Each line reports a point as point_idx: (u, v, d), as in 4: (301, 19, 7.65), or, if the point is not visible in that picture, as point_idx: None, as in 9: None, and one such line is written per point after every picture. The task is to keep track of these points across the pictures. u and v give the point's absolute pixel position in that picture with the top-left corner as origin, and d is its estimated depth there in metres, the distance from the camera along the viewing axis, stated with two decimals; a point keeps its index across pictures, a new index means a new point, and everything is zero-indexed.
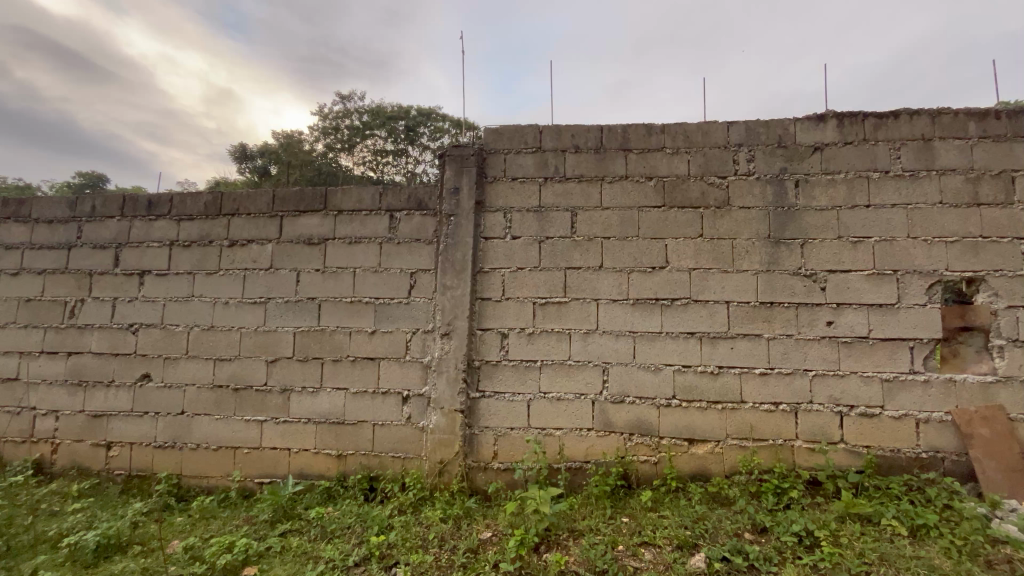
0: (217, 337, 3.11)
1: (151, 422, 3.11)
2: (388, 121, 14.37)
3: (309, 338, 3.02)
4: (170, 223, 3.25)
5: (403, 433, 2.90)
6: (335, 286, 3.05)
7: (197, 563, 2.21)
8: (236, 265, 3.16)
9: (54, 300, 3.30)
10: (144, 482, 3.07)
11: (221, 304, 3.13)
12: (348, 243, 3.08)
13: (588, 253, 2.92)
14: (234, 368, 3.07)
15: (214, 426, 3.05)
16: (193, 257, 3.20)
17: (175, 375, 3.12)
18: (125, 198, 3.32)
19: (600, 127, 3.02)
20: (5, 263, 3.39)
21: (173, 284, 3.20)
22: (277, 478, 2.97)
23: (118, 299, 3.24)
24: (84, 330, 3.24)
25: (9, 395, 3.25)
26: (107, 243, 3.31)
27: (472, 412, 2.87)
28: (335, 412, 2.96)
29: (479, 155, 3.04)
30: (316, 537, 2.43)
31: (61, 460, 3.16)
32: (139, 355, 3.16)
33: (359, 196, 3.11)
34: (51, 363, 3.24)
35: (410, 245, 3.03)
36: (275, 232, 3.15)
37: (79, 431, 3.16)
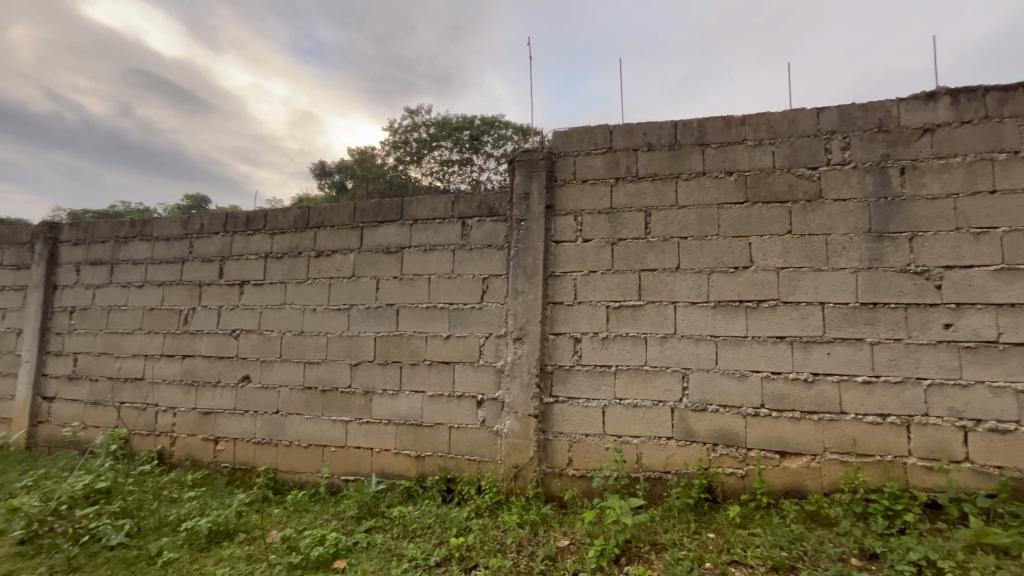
0: (307, 342, 3.34)
1: (252, 420, 3.39)
2: (454, 131, 14.80)
3: (389, 343, 3.16)
4: (265, 237, 3.54)
5: (478, 436, 2.94)
6: (411, 292, 3.17)
7: (293, 553, 2.36)
8: (322, 274, 3.37)
9: (171, 308, 3.71)
10: (246, 475, 3.34)
11: (309, 311, 3.36)
12: (423, 251, 3.19)
13: (663, 254, 2.81)
14: (322, 370, 3.28)
15: (305, 425, 3.27)
16: (285, 268, 3.46)
17: (271, 377, 3.38)
18: (228, 215, 3.66)
19: (674, 122, 2.90)
20: (133, 277, 3.86)
21: (268, 293, 3.48)
22: (361, 476, 3.12)
23: (223, 307, 3.58)
24: (196, 335, 3.61)
25: (137, 393, 3.69)
26: (213, 257, 3.66)
27: (545, 417, 2.85)
28: (413, 415, 3.06)
29: (548, 159, 3.03)
30: (399, 534, 2.52)
31: (179, 452, 3.53)
32: (241, 358, 3.47)
33: (432, 205, 3.21)
34: (170, 364, 3.64)
35: (482, 251, 3.08)
36: (357, 242, 3.33)
37: (193, 426, 3.52)
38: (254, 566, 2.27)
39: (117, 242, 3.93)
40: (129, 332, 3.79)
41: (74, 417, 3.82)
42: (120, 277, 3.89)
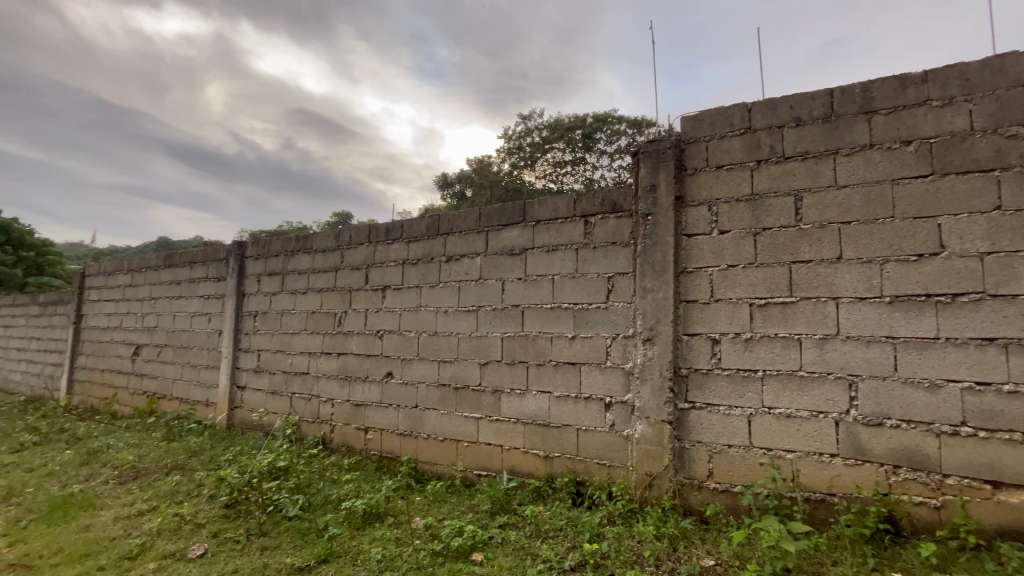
0: (440, 342, 3.55)
1: (395, 413, 3.70)
2: (566, 132, 14.91)
3: (515, 343, 3.22)
4: (403, 245, 3.85)
5: (607, 440, 2.84)
6: (536, 293, 3.19)
7: (436, 541, 2.50)
8: (452, 278, 3.56)
9: (328, 311, 4.22)
10: (391, 463, 3.65)
11: (442, 313, 3.57)
12: (546, 252, 3.19)
13: (819, 244, 2.45)
14: (454, 369, 3.46)
15: (441, 420, 3.48)
16: (420, 273, 3.73)
17: (411, 374, 3.66)
18: (371, 227, 4.05)
19: (829, 90, 2.51)
20: (299, 285, 4.47)
21: (406, 296, 3.78)
22: (493, 472, 3.22)
23: (369, 310, 3.97)
24: (348, 335, 4.06)
25: (304, 385, 4.26)
26: (360, 265, 4.09)
27: (681, 424, 2.65)
28: (540, 415, 3.08)
29: (677, 147, 2.83)
30: (532, 534, 2.53)
31: (337, 438, 4.00)
32: (385, 356, 3.82)
33: (554, 205, 3.20)
34: (329, 361, 4.14)
35: (606, 249, 2.98)
36: (483, 246, 3.46)
37: (348, 416, 3.96)
38: (402, 549, 2.46)
39: (287, 255, 4.60)
40: (297, 333, 4.39)
41: (259, 404, 4.55)
42: (290, 285, 4.53)
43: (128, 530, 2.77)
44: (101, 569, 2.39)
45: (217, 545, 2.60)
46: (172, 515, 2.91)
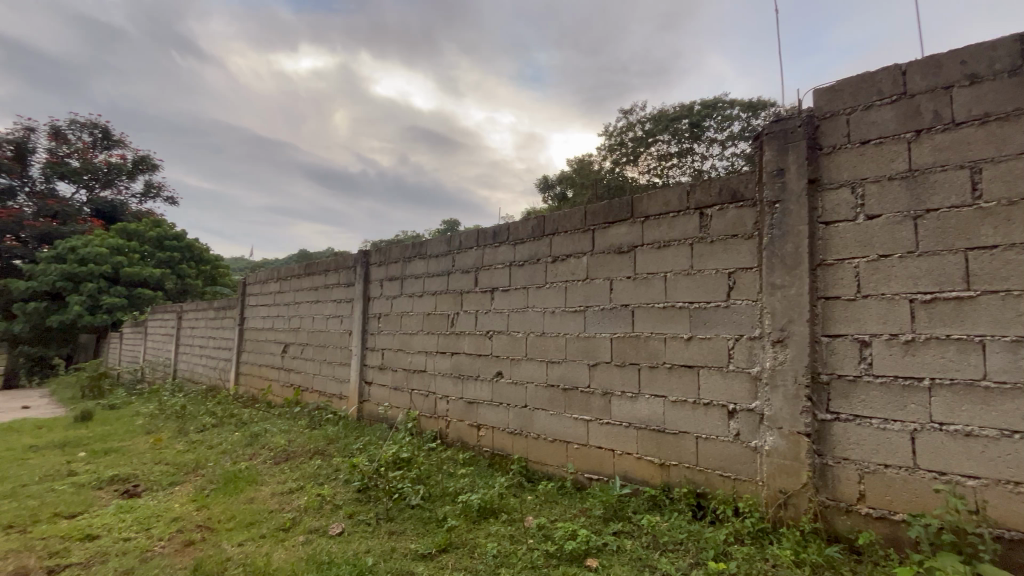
0: (548, 342, 3.56)
1: (505, 411, 3.78)
2: (671, 123, 14.22)
3: (626, 344, 3.10)
4: (509, 248, 3.93)
5: (731, 450, 2.61)
6: (647, 292, 3.04)
7: (549, 542, 2.50)
8: (559, 278, 3.54)
9: (442, 313, 4.46)
10: (502, 460, 3.74)
11: (549, 313, 3.57)
12: (657, 248, 3.03)
13: (1007, 225, 2.00)
14: (563, 369, 3.44)
15: (550, 421, 3.47)
16: (526, 274, 3.77)
17: (520, 373, 3.72)
18: (479, 231, 4.20)
19: (1019, 36, 2.04)
20: (415, 288, 4.79)
21: (513, 297, 3.85)
22: (605, 477, 3.13)
23: (479, 311, 4.11)
24: (460, 335, 4.25)
25: (422, 382, 4.55)
26: (470, 268, 4.26)
27: (822, 438, 2.34)
28: (654, 420, 2.93)
29: (809, 124, 2.51)
30: (649, 545, 2.41)
31: (452, 434, 4.20)
32: (495, 355, 3.93)
33: (664, 198, 3.03)
34: (443, 360, 4.37)
35: (726, 242, 2.74)
36: (589, 245, 3.39)
37: (462, 413, 4.14)
38: (516, 547, 2.49)
39: (405, 261, 4.95)
40: (415, 333, 4.71)
41: (384, 399, 4.96)
42: (408, 288, 4.88)
43: (283, 505, 3.19)
44: (263, 537, 2.76)
45: (352, 526, 2.87)
46: (316, 495, 3.29)
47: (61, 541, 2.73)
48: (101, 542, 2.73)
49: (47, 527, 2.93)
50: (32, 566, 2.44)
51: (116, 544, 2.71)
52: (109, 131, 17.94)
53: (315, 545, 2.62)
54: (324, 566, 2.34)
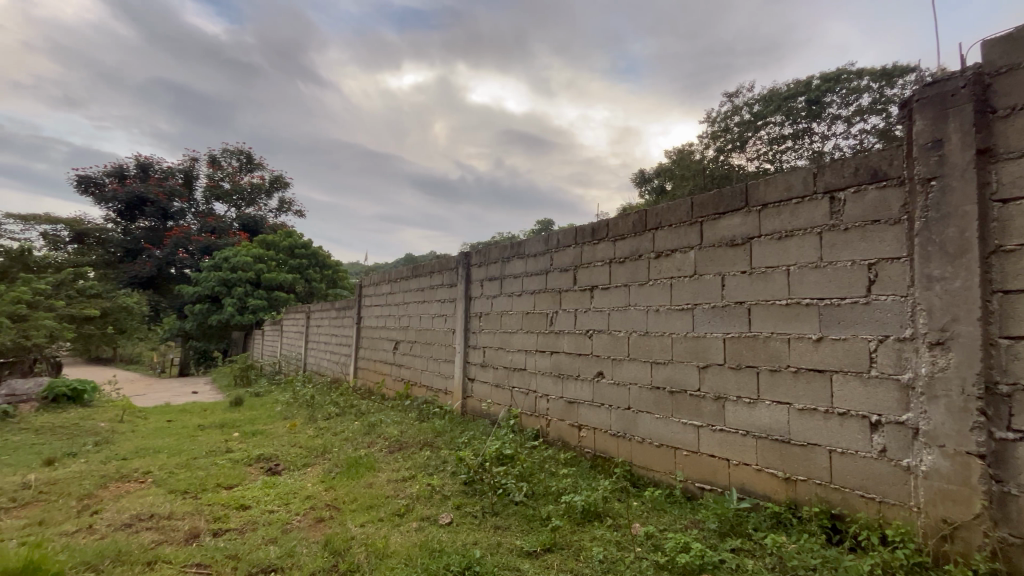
0: (652, 342, 3.39)
1: (607, 413, 3.68)
2: (784, 102, 12.92)
3: (741, 345, 2.85)
4: (609, 244, 3.83)
5: (876, 469, 2.27)
6: (766, 288, 2.76)
7: (659, 552, 2.37)
8: (664, 274, 3.36)
9: (541, 312, 4.48)
10: (605, 463, 3.64)
11: (653, 312, 3.41)
12: (777, 239, 2.74)
13: None
14: (669, 371, 3.25)
15: (656, 424, 3.31)
16: (627, 271, 3.63)
17: (622, 374, 3.60)
18: (576, 229, 4.14)
19: None
20: (514, 287, 4.87)
21: (614, 295, 3.73)
22: (719, 488, 2.90)
23: (579, 310, 4.05)
24: (559, 335, 4.23)
25: (523, 380, 4.61)
26: (568, 266, 4.22)
27: (1001, 461, 1.93)
28: (777, 429, 2.65)
29: (977, 84, 2.09)
30: (775, 567, 2.17)
31: (553, 433, 4.19)
32: (595, 355, 3.84)
33: (785, 183, 2.73)
34: (543, 359, 4.39)
35: (864, 230, 2.39)
36: (697, 238, 3.17)
37: (562, 413, 4.11)
38: (623, 554, 2.40)
39: (503, 261, 5.06)
40: (514, 332, 4.79)
41: (486, 395, 5.10)
42: (507, 288, 4.97)
43: (398, 491, 3.42)
44: (381, 520, 2.98)
45: (460, 517, 2.98)
46: (426, 484, 3.48)
47: (222, 508, 3.20)
48: (252, 512, 3.14)
49: (212, 495, 3.44)
50: (202, 528, 2.88)
51: (263, 515, 3.11)
52: (251, 156, 20.80)
53: (427, 532, 2.77)
54: (436, 554, 2.45)
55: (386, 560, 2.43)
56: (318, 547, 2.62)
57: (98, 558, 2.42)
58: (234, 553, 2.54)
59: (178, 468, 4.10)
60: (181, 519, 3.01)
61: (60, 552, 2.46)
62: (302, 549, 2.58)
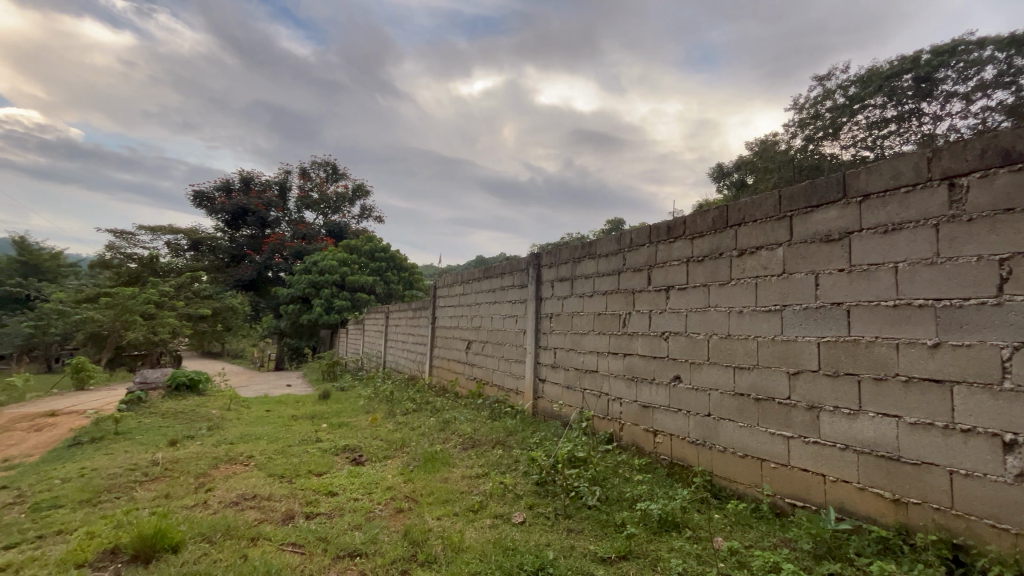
0: (735, 345, 3.19)
1: (685, 419, 3.52)
2: (886, 81, 11.65)
3: (839, 350, 2.59)
4: (686, 242, 3.66)
5: (1011, 496, 1.97)
6: (869, 287, 2.49)
7: (745, 570, 2.21)
8: (748, 274, 3.15)
9: (613, 313, 4.38)
10: (683, 471, 3.48)
11: (735, 313, 3.21)
12: (882, 233, 2.47)
13: None
14: (754, 377, 3.04)
15: (739, 433, 3.11)
16: (707, 271, 3.45)
17: (701, 379, 3.42)
18: (651, 228, 4.01)
19: None
20: (585, 288, 4.80)
21: (692, 296, 3.56)
22: (813, 505, 2.67)
23: (653, 311, 3.91)
24: (633, 336, 4.11)
25: (595, 382, 4.53)
26: (642, 266, 4.09)
27: None
28: (883, 445, 2.38)
29: None
30: None
31: (627, 438, 4.08)
32: (672, 358, 3.69)
33: (892, 171, 2.45)
34: (616, 361, 4.28)
35: (994, 220, 2.08)
36: (786, 234, 2.94)
37: (636, 417, 3.99)
38: (704, 568, 2.28)
39: (574, 262, 5.01)
40: (586, 333, 4.72)
41: (557, 396, 5.08)
42: (578, 288, 4.92)
43: (472, 488, 3.51)
44: (456, 514, 3.07)
45: (533, 517, 2.99)
46: (499, 483, 3.53)
47: (314, 493, 3.47)
48: (339, 499, 3.36)
49: (305, 480, 3.74)
50: (296, 510, 3.14)
51: (349, 502, 3.32)
52: (337, 167, 22.39)
53: (501, 530, 2.81)
54: (510, 552, 2.48)
55: (462, 554, 2.50)
56: (399, 536, 2.75)
57: (211, 531, 2.72)
58: (324, 535, 2.74)
59: (275, 454, 4.50)
60: (279, 500, 3.30)
61: (182, 523, 2.79)
62: (384, 537, 2.72)
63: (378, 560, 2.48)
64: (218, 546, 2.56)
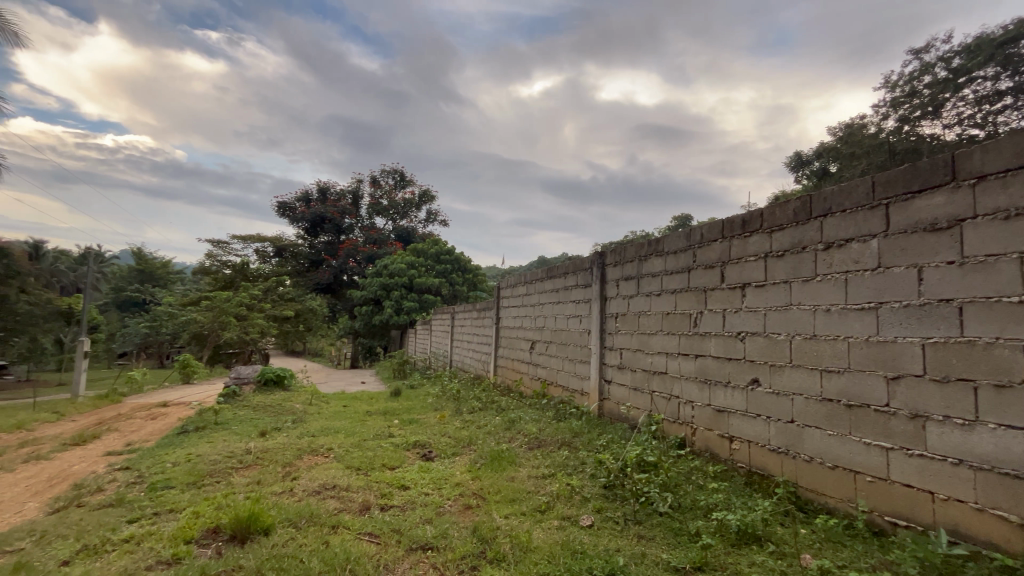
0: (822, 347, 2.94)
1: (765, 425, 3.29)
2: (1000, 49, 10.28)
3: (949, 353, 2.30)
4: (763, 236, 3.43)
5: None
6: (986, 282, 2.20)
7: None
8: (836, 269, 2.90)
9: (683, 312, 4.20)
10: (763, 481, 3.26)
11: (822, 312, 2.96)
12: (1001, 219, 2.17)
13: None
14: (846, 381, 2.78)
15: (828, 442, 2.86)
16: (788, 266, 3.21)
17: (783, 382, 3.18)
18: (724, 222, 3.81)
19: None
20: (653, 287, 4.65)
21: (771, 294, 3.33)
22: (919, 526, 2.39)
23: (728, 310, 3.70)
24: (705, 337, 3.91)
25: (664, 385, 4.37)
26: (714, 263, 3.88)
27: None
28: (1007, 462, 2.09)
29: None
30: None
31: (699, 443, 3.90)
32: (749, 360, 3.47)
33: (1014, 148, 2.15)
34: (687, 362, 4.10)
35: None
36: (881, 224, 2.67)
37: (710, 422, 3.80)
38: None
39: (640, 260, 4.87)
40: (654, 333, 4.56)
41: (624, 398, 4.95)
42: (644, 287, 4.77)
43: (539, 488, 3.50)
44: (524, 514, 3.07)
45: (601, 521, 2.93)
46: (566, 484, 3.50)
47: (388, 486, 3.63)
48: (410, 493, 3.49)
49: (380, 473, 3.92)
50: (372, 501, 3.30)
51: (420, 496, 3.44)
52: (404, 174, 23.36)
53: (569, 532, 2.78)
54: (578, 555, 2.44)
55: (530, 554, 2.50)
56: (467, 532, 2.80)
57: (297, 517, 2.92)
58: (398, 527, 2.85)
59: (352, 447, 4.76)
60: (356, 492, 3.49)
61: (272, 508, 3.03)
62: (454, 532, 2.78)
63: (449, 554, 2.54)
64: (304, 532, 2.75)
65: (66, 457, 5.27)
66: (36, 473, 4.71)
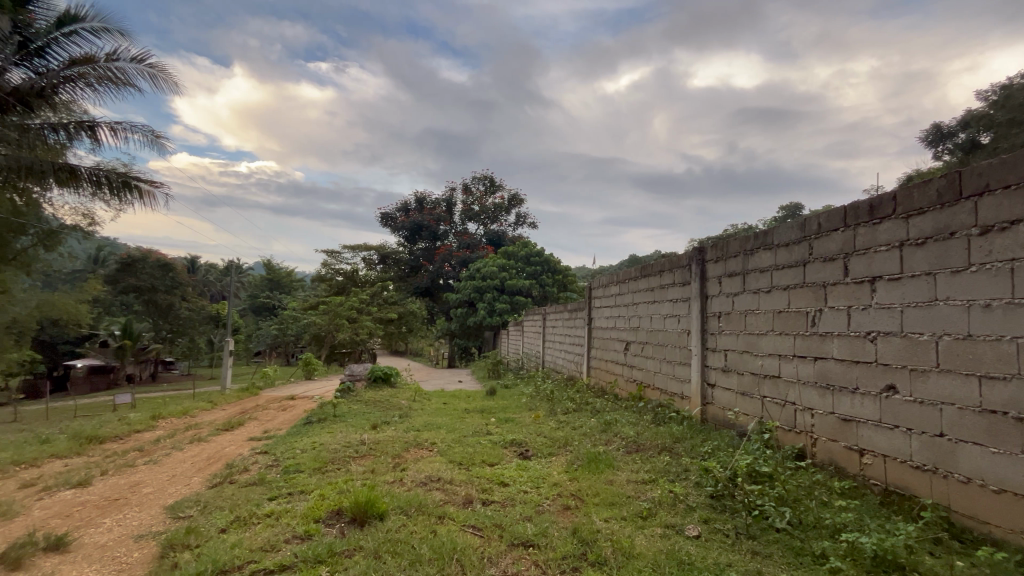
0: (980, 349, 2.50)
1: (905, 439, 2.88)
2: None
3: None
4: (897, 223, 3.01)
5: None
6: None
7: None
8: (996, 257, 2.46)
9: (798, 310, 3.82)
10: (905, 502, 2.85)
11: (978, 308, 2.52)
12: None
13: None
14: (1014, 390, 2.34)
15: (992, 462, 2.42)
16: (930, 255, 2.78)
17: (927, 390, 2.76)
18: (847, 209, 3.41)
19: None
20: (761, 283, 4.29)
21: (909, 288, 2.91)
22: None
23: (853, 307, 3.30)
24: (826, 338, 3.53)
25: (777, 390, 4.00)
26: (836, 255, 3.48)
27: None
28: None
29: None
30: None
31: (822, 455, 3.51)
32: (882, 364, 3.06)
33: None
34: (804, 366, 3.73)
35: None
36: None
37: (834, 432, 3.41)
38: None
39: (746, 254, 4.52)
40: (764, 334, 4.20)
41: (730, 403, 4.62)
42: (751, 284, 4.42)
43: (639, 493, 3.39)
44: (624, 519, 3.00)
45: (710, 532, 2.77)
46: (668, 491, 3.35)
47: (488, 482, 3.75)
48: (510, 489, 3.58)
49: (480, 469, 4.07)
50: (474, 495, 3.43)
51: (519, 493, 3.51)
52: (494, 180, 24.01)
53: (674, 541, 2.66)
54: (685, 566, 2.33)
55: (633, 561, 2.43)
56: (567, 533, 2.80)
57: (408, 506, 3.13)
58: (500, 522, 2.93)
59: (453, 443, 4.99)
60: (459, 485, 3.65)
61: (385, 496, 3.28)
62: (554, 532, 2.80)
63: (550, 553, 2.56)
64: (414, 520, 2.93)
65: (219, 440, 6.15)
66: (198, 453, 5.56)
